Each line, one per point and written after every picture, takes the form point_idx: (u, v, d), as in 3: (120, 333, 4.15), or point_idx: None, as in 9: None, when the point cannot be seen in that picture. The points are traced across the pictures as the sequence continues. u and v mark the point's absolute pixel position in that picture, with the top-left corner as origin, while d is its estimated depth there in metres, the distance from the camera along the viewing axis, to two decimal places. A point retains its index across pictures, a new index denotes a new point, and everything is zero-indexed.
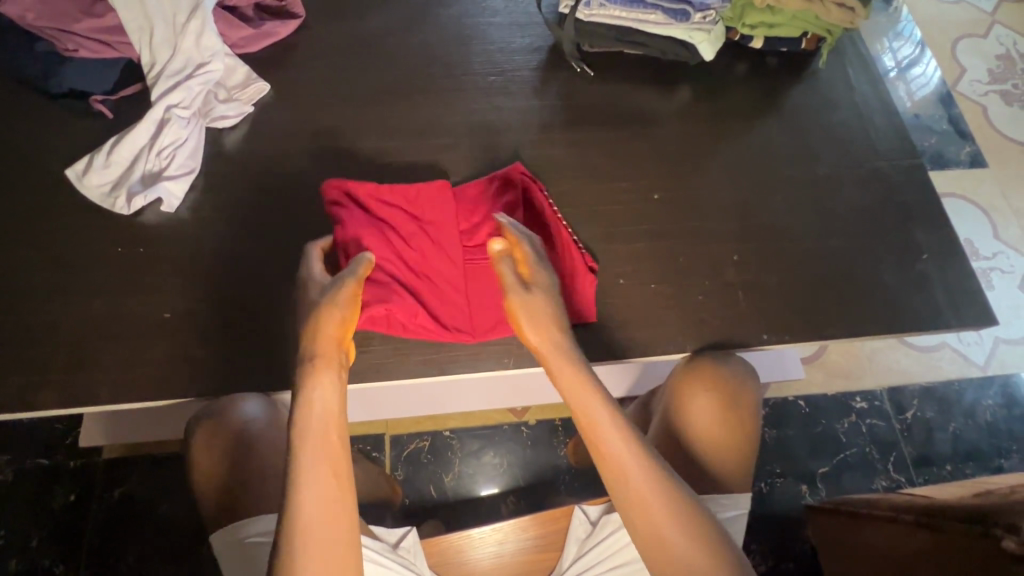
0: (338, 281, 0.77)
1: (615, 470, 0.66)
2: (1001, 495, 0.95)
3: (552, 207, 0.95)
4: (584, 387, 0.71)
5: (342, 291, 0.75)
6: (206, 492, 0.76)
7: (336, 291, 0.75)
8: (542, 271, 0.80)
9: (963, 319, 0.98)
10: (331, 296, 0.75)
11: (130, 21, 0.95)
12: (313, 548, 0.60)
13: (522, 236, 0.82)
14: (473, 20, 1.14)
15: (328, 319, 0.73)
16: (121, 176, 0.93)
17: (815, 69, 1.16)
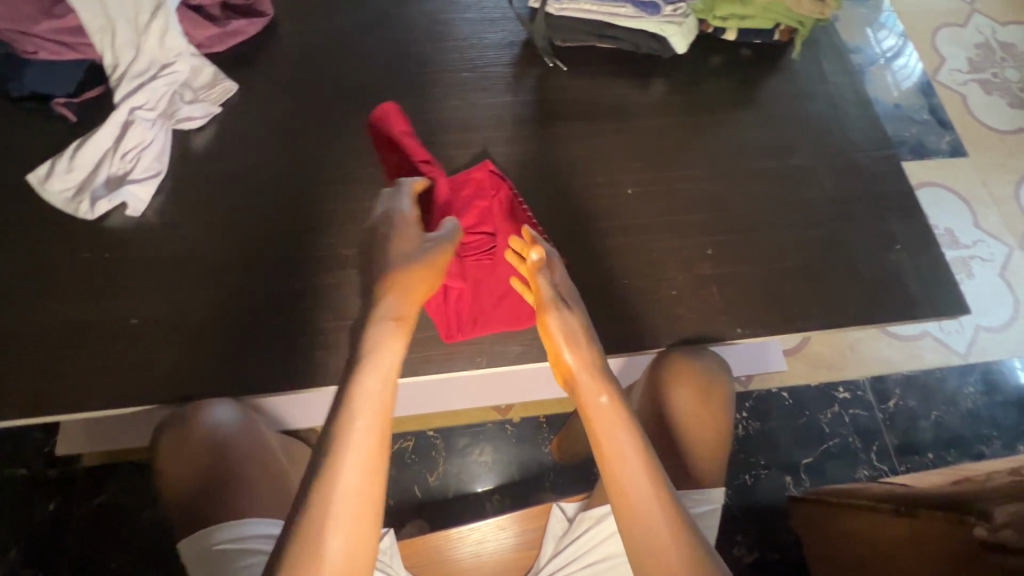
0: (430, 242, 0.79)
1: (610, 463, 0.67)
2: (976, 482, 0.95)
3: (520, 202, 0.97)
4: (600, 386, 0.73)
5: (434, 253, 0.77)
6: (173, 499, 0.75)
7: (429, 251, 0.77)
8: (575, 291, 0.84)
9: (938, 309, 0.98)
10: (421, 255, 0.77)
11: (91, 22, 0.93)
12: (346, 519, 0.57)
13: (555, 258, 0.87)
14: (445, 15, 1.13)
15: (413, 277, 0.74)
16: (85, 180, 0.92)
17: (790, 60, 1.16)
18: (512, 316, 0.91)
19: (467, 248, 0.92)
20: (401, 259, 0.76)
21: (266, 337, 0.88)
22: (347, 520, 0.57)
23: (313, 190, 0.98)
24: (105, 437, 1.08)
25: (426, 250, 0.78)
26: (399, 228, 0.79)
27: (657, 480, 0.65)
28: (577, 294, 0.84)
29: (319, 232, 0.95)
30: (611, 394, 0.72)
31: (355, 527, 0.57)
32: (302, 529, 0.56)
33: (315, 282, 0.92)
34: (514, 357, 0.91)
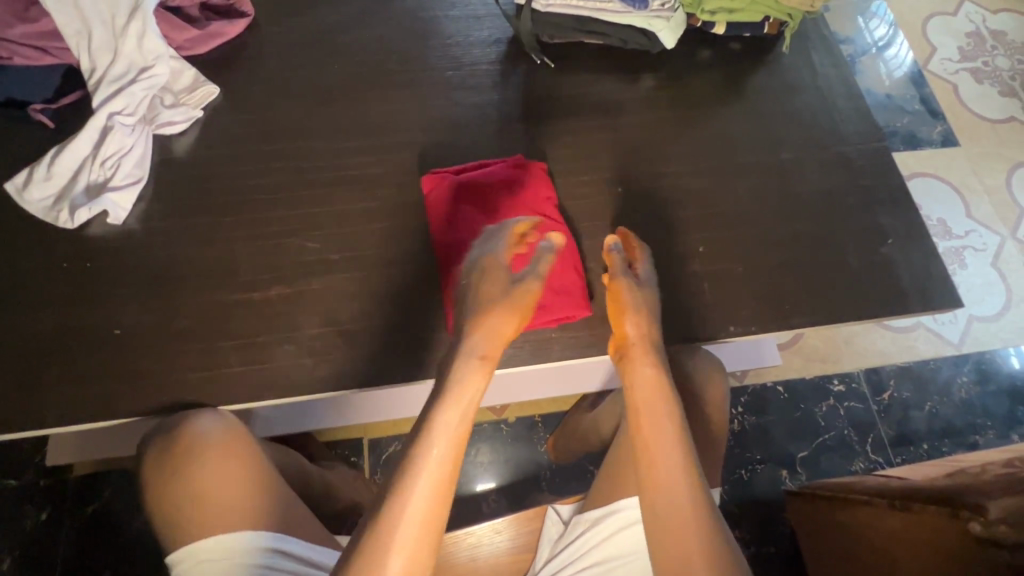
0: (516, 283, 0.76)
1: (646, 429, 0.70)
2: (970, 475, 0.95)
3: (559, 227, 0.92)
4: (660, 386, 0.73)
5: (528, 287, 0.76)
6: (158, 508, 0.74)
7: (522, 284, 0.75)
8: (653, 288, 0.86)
9: (930, 302, 0.98)
10: (515, 293, 0.75)
11: (66, 26, 0.90)
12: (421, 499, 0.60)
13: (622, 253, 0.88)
14: (430, 13, 1.12)
15: (507, 318, 0.74)
16: (65, 187, 0.90)
17: (779, 54, 1.15)
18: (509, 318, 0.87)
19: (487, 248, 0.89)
20: (485, 285, 0.76)
21: (252, 345, 0.87)
22: (410, 535, 0.58)
23: (297, 194, 0.96)
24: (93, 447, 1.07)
25: (520, 286, 0.76)
26: (492, 266, 0.78)
27: (698, 486, 0.65)
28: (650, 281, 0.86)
29: (305, 236, 0.93)
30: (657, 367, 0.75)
31: (421, 535, 0.59)
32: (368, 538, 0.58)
33: (302, 287, 0.90)
34: (505, 360, 0.90)
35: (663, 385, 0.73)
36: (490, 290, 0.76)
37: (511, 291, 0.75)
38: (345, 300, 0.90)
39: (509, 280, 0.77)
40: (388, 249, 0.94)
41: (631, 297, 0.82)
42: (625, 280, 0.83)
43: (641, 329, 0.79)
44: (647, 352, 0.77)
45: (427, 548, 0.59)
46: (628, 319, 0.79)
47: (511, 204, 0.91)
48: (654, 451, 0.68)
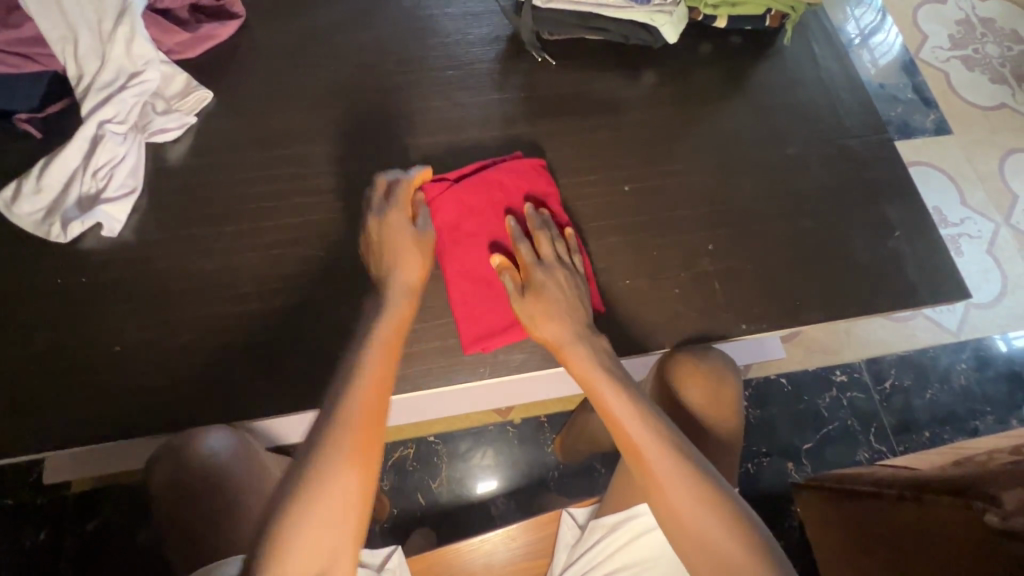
0: (417, 229, 0.84)
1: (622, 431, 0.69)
2: (979, 464, 0.96)
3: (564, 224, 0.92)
4: (642, 430, 0.68)
5: (426, 234, 0.84)
6: (161, 512, 0.73)
7: (421, 233, 0.83)
8: (544, 280, 0.81)
9: (936, 294, 0.98)
10: (420, 243, 0.83)
11: (50, 32, 0.87)
12: (337, 444, 0.63)
13: (520, 239, 0.84)
14: (426, 11, 1.09)
15: (414, 265, 0.81)
16: (55, 201, 0.86)
17: (780, 47, 1.14)
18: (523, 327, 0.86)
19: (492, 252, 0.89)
20: (378, 239, 0.83)
21: (256, 359, 0.85)
22: (338, 481, 0.61)
23: (296, 201, 0.94)
24: (94, 466, 1.03)
25: (423, 233, 0.84)
26: (393, 220, 0.83)
27: (691, 473, 0.64)
28: (560, 268, 0.82)
29: (306, 244, 0.91)
30: (602, 374, 0.74)
31: (349, 479, 0.62)
32: (307, 485, 0.60)
33: (305, 297, 0.88)
34: (517, 366, 0.88)
35: (612, 388, 0.72)
36: (392, 240, 0.82)
37: (417, 240, 0.83)
38: (350, 309, 0.88)
39: (408, 231, 0.83)
40: None
41: (548, 324, 0.78)
42: (512, 296, 0.81)
43: (592, 371, 0.74)
44: (586, 359, 0.75)
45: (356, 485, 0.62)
46: (538, 325, 0.78)
47: (511, 206, 0.91)
48: (644, 457, 0.66)
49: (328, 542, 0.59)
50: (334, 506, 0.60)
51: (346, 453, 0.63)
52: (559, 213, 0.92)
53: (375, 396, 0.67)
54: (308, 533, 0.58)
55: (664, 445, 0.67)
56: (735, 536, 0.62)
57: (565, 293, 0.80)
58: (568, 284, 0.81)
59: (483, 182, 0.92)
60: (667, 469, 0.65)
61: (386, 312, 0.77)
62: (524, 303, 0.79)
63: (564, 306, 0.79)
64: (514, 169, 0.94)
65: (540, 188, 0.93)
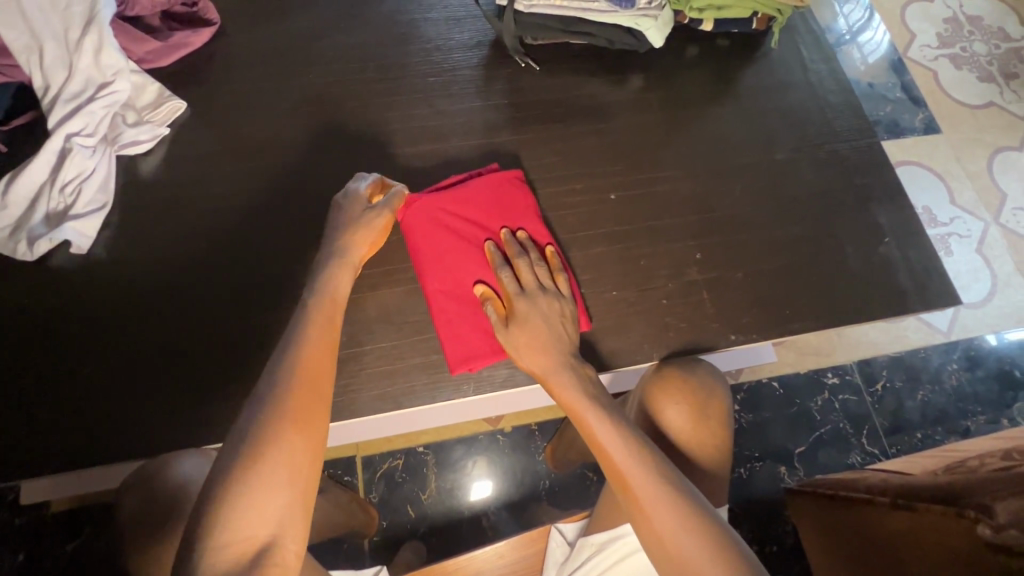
0: (374, 210, 0.82)
1: (611, 461, 0.67)
2: (971, 469, 0.95)
3: (545, 240, 0.89)
4: (635, 466, 0.66)
5: (381, 217, 0.82)
6: (129, 543, 0.70)
7: (376, 215, 0.82)
8: (527, 310, 0.78)
9: (927, 300, 0.97)
10: (369, 220, 0.81)
11: (14, 41, 0.84)
12: (282, 405, 0.61)
13: (501, 267, 0.82)
14: (407, 16, 1.07)
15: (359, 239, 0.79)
16: (22, 217, 0.84)
17: (767, 50, 1.12)
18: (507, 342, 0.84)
19: (474, 270, 0.86)
20: (336, 219, 0.81)
21: (231, 377, 0.82)
22: (280, 442, 0.58)
23: (274, 213, 0.91)
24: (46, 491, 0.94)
25: (376, 214, 0.82)
26: (352, 200, 0.83)
27: (679, 503, 0.63)
28: (545, 294, 0.80)
29: (284, 259, 0.89)
30: (590, 405, 0.72)
31: (289, 438, 0.59)
32: (245, 448, 0.57)
33: (284, 314, 0.86)
34: (502, 382, 0.86)
35: (597, 418, 0.71)
36: (345, 219, 0.81)
37: (365, 218, 0.81)
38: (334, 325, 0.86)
39: (365, 212, 0.82)
40: (375, 271, 0.90)
41: (534, 354, 0.76)
42: (497, 326, 0.79)
43: (585, 405, 0.72)
44: (571, 388, 0.74)
45: (297, 447, 0.59)
46: (523, 353, 0.77)
47: (492, 220, 0.89)
48: (631, 487, 0.65)
49: (273, 506, 0.56)
50: (277, 469, 0.57)
51: (285, 416, 0.60)
52: (540, 228, 0.90)
53: (315, 363, 0.65)
54: (251, 499, 0.55)
55: (655, 477, 0.65)
56: (724, 566, 0.60)
57: (551, 320, 0.78)
58: (555, 311, 0.79)
59: (462, 194, 0.89)
60: (655, 500, 0.64)
61: (329, 281, 0.74)
62: (509, 333, 0.78)
63: (547, 336, 0.77)
64: (491, 181, 0.91)
65: (520, 200, 0.91)
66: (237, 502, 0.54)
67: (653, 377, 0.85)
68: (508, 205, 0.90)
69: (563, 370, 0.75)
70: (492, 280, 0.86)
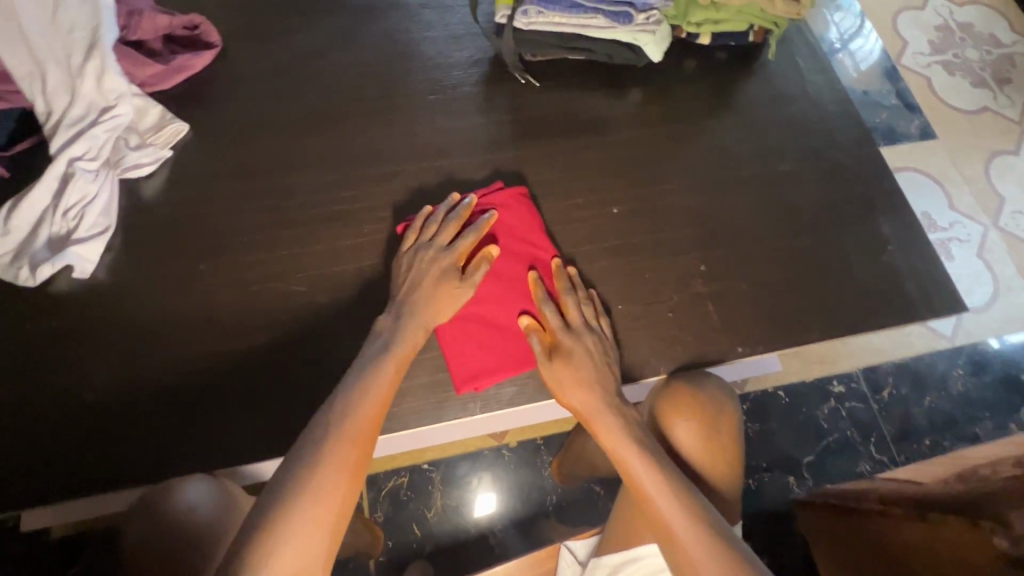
0: (457, 273, 0.83)
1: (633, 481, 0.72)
2: (984, 477, 0.94)
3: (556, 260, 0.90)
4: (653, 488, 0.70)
5: (469, 286, 0.83)
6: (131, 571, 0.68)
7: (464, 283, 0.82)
8: (572, 344, 0.80)
9: (933, 308, 0.96)
10: (453, 289, 0.82)
11: (18, 68, 0.85)
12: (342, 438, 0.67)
13: (546, 302, 0.84)
14: (406, 35, 1.07)
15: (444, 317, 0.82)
16: (23, 242, 0.83)
17: (764, 61, 1.13)
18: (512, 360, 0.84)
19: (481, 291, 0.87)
20: (418, 272, 0.83)
21: (236, 402, 0.81)
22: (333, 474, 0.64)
23: (277, 234, 0.91)
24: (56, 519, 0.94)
25: (463, 287, 0.83)
26: (437, 257, 0.83)
27: (697, 521, 0.66)
28: (590, 329, 0.83)
29: (287, 279, 0.88)
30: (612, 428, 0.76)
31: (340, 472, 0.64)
32: (302, 471, 0.63)
33: (289, 335, 0.85)
34: (509, 400, 0.85)
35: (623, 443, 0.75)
36: (430, 282, 0.82)
37: (455, 292, 0.82)
38: (337, 347, 0.85)
39: (451, 275, 0.83)
40: (378, 289, 0.89)
41: (573, 385, 0.79)
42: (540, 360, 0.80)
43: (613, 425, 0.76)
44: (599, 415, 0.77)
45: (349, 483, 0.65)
46: (559, 386, 0.79)
47: (499, 239, 0.90)
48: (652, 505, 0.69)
49: (315, 547, 0.60)
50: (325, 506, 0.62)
51: (335, 456, 0.65)
52: (547, 247, 0.91)
53: (376, 414, 0.70)
54: (301, 527, 0.60)
55: (676, 499, 0.68)
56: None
57: (596, 359, 0.81)
58: (597, 353, 0.81)
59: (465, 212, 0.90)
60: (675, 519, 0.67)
61: (400, 330, 0.79)
62: (552, 368, 0.80)
63: (588, 371, 0.79)
64: (494, 200, 0.92)
65: (523, 216, 0.92)
66: (289, 522, 0.60)
67: (661, 390, 0.84)
68: (511, 221, 0.91)
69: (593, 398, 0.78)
70: (499, 299, 0.86)
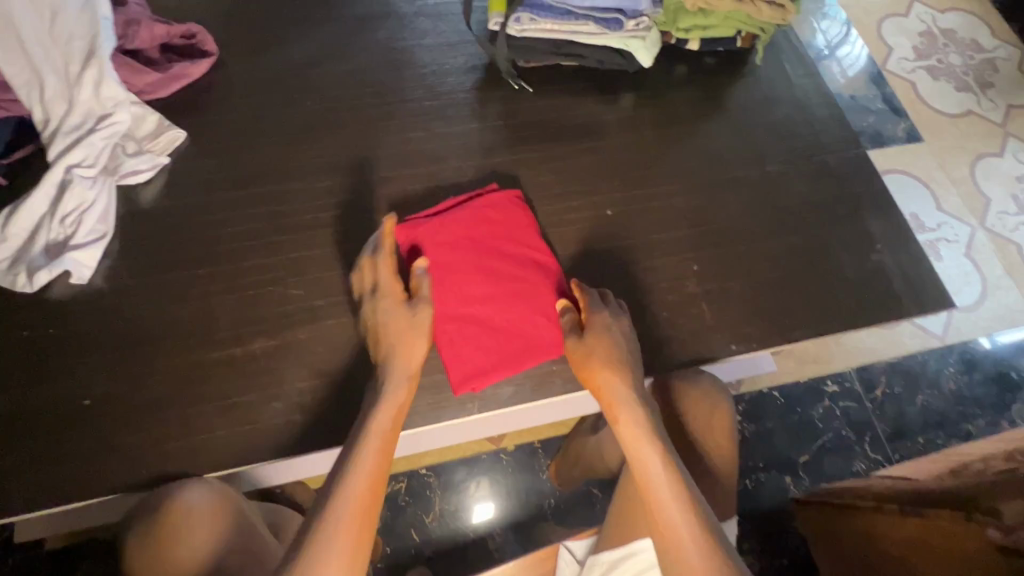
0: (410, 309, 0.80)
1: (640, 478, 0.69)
2: (976, 472, 0.95)
3: (550, 263, 0.91)
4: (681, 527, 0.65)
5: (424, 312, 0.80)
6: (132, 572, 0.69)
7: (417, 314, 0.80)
8: (606, 322, 0.81)
9: (921, 305, 0.98)
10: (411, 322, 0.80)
11: (15, 77, 0.86)
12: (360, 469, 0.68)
13: (589, 290, 0.86)
14: (401, 43, 1.09)
15: (417, 347, 0.79)
16: (21, 249, 0.84)
17: (752, 66, 1.16)
18: (507, 361, 0.85)
19: (475, 294, 0.88)
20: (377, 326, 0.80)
21: (234, 406, 0.81)
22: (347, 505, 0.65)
23: (274, 239, 0.92)
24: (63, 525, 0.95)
25: (416, 317, 0.80)
26: (386, 300, 0.81)
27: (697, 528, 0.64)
28: (625, 314, 0.84)
29: (285, 283, 0.89)
30: (629, 419, 0.73)
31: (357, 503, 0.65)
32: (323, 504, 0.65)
33: (287, 338, 0.86)
34: (507, 400, 0.85)
35: (643, 433, 0.72)
36: (389, 328, 0.79)
37: (412, 321, 0.80)
38: (335, 349, 0.85)
39: (403, 311, 0.80)
40: None
41: (603, 365, 0.77)
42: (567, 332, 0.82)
43: (641, 447, 0.71)
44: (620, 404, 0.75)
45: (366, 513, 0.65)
46: (590, 364, 0.78)
47: (495, 243, 0.91)
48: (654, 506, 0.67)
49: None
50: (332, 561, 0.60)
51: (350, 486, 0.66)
52: (542, 249, 0.92)
53: (378, 459, 0.69)
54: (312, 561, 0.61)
55: (686, 509, 0.66)
56: None
57: (628, 349, 0.80)
58: (629, 341, 0.81)
59: (460, 216, 0.92)
60: (675, 521, 0.65)
61: (405, 350, 0.78)
62: (582, 340, 0.80)
63: (620, 352, 0.79)
64: (489, 203, 0.94)
65: (518, 220, 0.93)
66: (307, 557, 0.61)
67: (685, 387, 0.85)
68: (506, 224, 0.92)
69: (619, 388, 0.76)
70: (493, 302, 0.88)
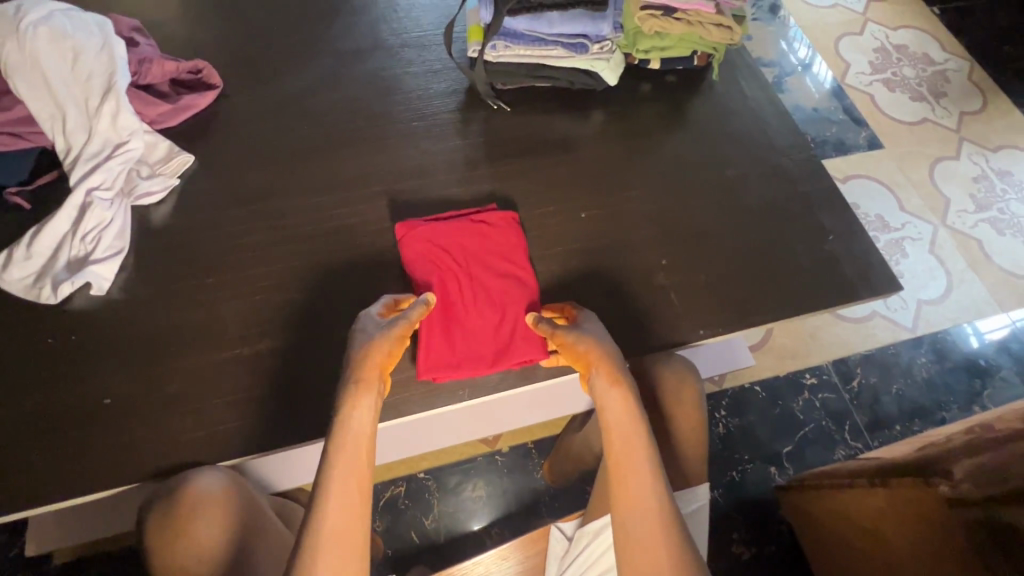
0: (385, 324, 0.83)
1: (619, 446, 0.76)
2: (937, 445, 1.02)
3: (529, 284, 0.98)
4: (652, 503, 0.72)
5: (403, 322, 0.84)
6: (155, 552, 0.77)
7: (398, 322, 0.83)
8: (589, 319, 0.89)
9: (875, 290, 1.06)
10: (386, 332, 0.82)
11: (40, 111, 0.95)
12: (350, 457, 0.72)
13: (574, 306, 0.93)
14: (390, 72, 1.20)
15: (377, 357, 0.79)
16: (45, 266, 0.91)
17: (710, 82, 1.27)
18: (473, 356, 0.92)
19: (458, 295, 0.96)
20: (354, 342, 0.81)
21: (242, 402, 0.88)
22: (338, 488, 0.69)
23: (278, 250, 1.00)
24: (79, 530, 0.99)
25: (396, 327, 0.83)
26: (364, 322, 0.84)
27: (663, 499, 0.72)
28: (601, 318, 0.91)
29: (287, 289, 0.97)
30: (621, 392, 0.80)
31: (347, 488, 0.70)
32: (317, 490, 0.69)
33: (291, 339, 0.93)
34: (494, 387, 0.93)
35: (628, 406, 0.79)
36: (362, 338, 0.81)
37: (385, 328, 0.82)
38: (334, 346, 0.93)
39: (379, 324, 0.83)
40: (370, 294, 0.98)
41: (589, 345, 0.84)
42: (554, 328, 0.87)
43: (629, 430, 0.76)
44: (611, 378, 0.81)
45: (354, 495, 0.70)
46: (580, 342, 0.84)
47: (482, 253, 0.99)
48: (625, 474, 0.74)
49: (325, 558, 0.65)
50: (335, 543, 0.66)
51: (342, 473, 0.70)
52: (522, 270, 0.99)
53: (365, 447, 0.73)
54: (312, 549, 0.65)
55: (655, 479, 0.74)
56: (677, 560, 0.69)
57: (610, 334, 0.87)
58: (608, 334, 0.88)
59: (451, 226, 1.01)
60: (642, 491, 0.73)
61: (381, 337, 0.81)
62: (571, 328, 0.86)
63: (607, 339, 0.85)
64: (478, 217, 1.02)
65: (506, 237, 1.01)
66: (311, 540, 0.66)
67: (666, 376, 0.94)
68: (493, 236, 1.01)
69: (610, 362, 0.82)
70: (473, 305, 0.95)
